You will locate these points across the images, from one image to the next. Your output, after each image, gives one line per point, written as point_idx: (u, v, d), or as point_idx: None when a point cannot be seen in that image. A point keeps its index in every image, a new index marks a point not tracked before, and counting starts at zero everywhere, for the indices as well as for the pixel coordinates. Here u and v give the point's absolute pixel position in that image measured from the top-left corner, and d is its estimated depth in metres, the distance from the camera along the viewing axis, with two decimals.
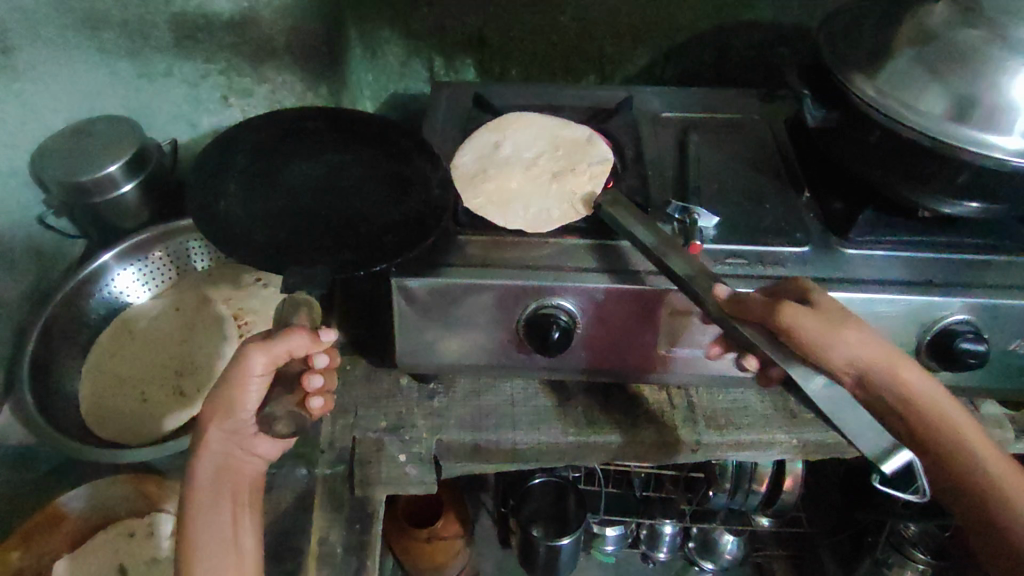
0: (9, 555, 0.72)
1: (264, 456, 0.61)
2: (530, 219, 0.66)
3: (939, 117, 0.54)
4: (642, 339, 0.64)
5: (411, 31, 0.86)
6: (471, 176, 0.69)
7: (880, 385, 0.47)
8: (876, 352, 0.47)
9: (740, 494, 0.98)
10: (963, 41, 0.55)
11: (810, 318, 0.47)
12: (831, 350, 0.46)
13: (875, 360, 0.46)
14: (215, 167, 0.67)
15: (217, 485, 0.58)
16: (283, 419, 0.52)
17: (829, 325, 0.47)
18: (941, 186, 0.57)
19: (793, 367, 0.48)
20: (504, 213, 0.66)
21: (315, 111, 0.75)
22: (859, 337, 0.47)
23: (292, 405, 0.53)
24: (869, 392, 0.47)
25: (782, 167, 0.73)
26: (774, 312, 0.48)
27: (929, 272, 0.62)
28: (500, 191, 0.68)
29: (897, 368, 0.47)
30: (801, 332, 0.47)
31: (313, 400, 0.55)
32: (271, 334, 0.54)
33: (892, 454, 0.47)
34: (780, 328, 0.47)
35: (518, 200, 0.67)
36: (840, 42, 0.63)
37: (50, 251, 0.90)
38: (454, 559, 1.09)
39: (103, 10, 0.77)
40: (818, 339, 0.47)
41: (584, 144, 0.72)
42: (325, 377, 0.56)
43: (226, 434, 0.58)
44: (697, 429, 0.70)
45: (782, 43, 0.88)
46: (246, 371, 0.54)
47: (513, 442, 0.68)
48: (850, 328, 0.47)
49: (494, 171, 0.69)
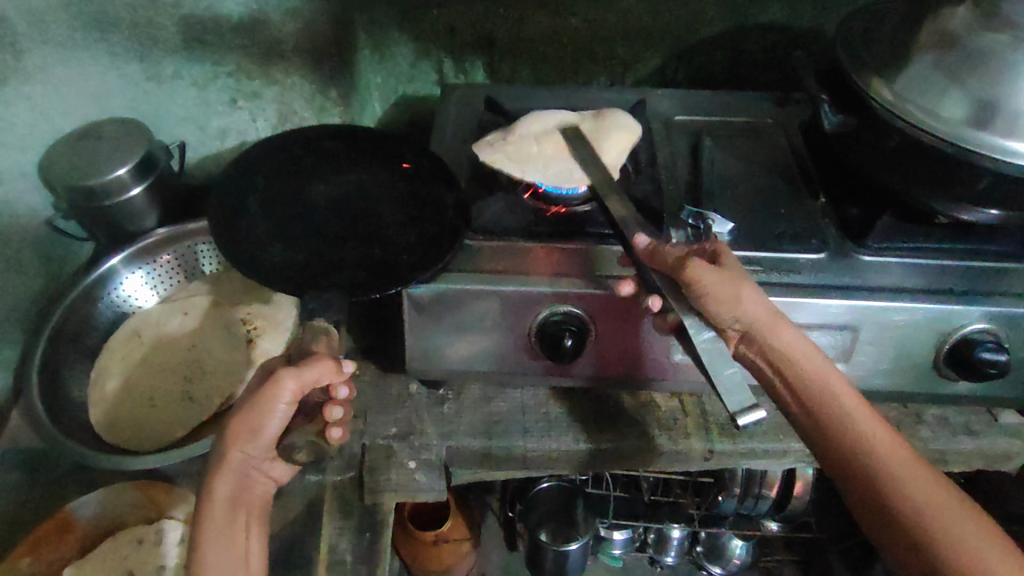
0: (19, 561, 0.73)
1: (277, 478, 0.60)
2: (552, 176, 0.65)
3: (959, 120, 0.53)
4: (652, 346, 0.63)
5: (420, 33, 0.85)
6: (493, 142, 0.69)
7: (762, 343, 0.48)
8: (762, 314, 0.48)
9: (750, 499, 0.97)
10: (986, 45, 0.54)
11: (712, 275, 0.49)
12: (718, 301, 0.48)
13: (757, 319, 0.48)
14: (236, 188, 0.68)
15: (232, 503, 0.57)
16: (303, 447, 0.62)
17: (730, 278, 0.49)
18: (960, 193, 0.56)
19: (687, 316, 0.50)
20: (526, 171, 0.65)
21: (335, 132, 0.76)
22: (751, 297, 0.49)
23: (312, 434, 0.63)
24: (750, 350, 0.49)
25: (797, 171, 0.72)
26: (679, 262, 0.50)
27: (947, 279, 0.61)
28: (522, 151, 0.67)
29: (777, 330, 0.48)
30: (700, 284, 0.49)
31: (333, 430, 0.60)
32: (300, 362, 0.55)
33: (751, 410, 0.46)
34: (683, 280, 0.49)
35: (540, 158, 0.66)
36: (858, 46, 0.62)
37: (60, 253, 0.90)
38: (461, 562, 1.09)
39: (112, 13, 0.76)
40: (713, 289, 0.49)
41: (605, 118, 0.71)
42: (345, 408, 0.60)
43: (249, 456, 0.57)
44: (710, 436, 0.69)
45: (796, 45, 0.87)
46: (275, 396, 0.54)
47: (524, 448, 0.68)
48: (744, 288, 0.49)
49: (517, 134, 0.68)
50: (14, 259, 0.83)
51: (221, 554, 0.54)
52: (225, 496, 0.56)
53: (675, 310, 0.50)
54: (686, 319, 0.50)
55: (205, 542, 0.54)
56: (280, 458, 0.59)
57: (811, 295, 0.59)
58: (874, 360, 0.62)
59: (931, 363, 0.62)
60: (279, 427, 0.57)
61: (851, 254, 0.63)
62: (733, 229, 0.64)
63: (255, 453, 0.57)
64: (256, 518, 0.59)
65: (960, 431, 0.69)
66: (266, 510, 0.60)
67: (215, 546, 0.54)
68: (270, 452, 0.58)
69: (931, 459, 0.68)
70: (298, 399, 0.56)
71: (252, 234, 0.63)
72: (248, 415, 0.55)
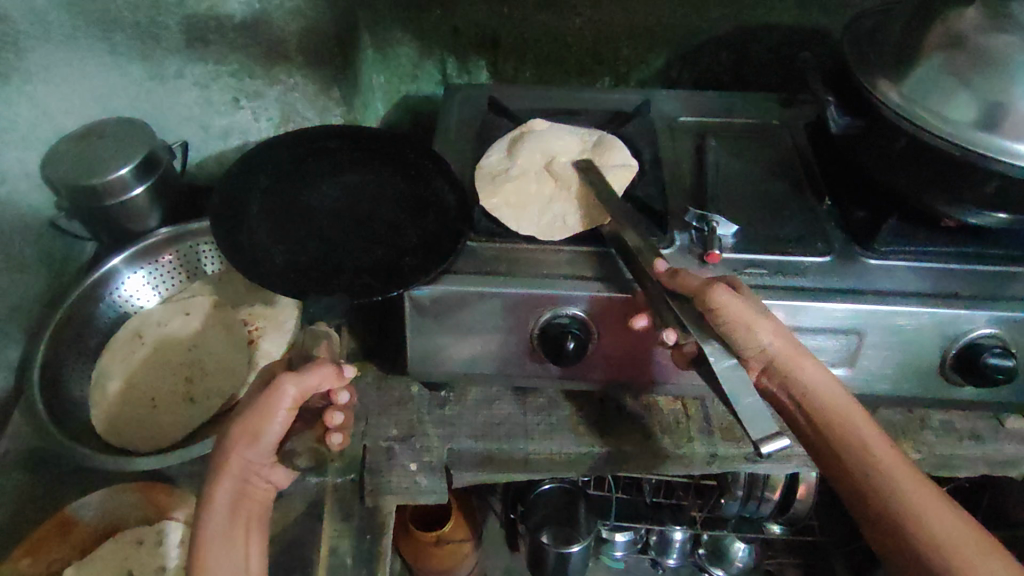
0: (20, 561, 0.72)
1: (277, 484, 0.60)
2: (545, 226, 0.65)
3: (967, 124, 0.52)
4: (655, 350, 0.63)
5: (423, 33, 0.85)
6: (493, 176, 0.68)
7: (784, 378, 0.50)
8: (783, 346, 0.51)
9: (753, 502, 0.96)
10: (996, 47, 0.53)
11: (734, 300, 0.51)
12: (744, 329, 0.50)
13: (783, 354, 0.50)
14: (238, 188, 0.68)
15: (232, 507, 0.57)
16: (304, 453, 0.60)
17: (747, 305, 0.52)
18: (967, 196, 0.55)
19: (707, 343, 0.51)
20: (521, 216, 0.66)
21: (337, 131, 0.75)
22: (773, 328, 0.51)
23: (315, 440, 0.64)
24: (773, 384, 0.51)
25: (802, 173, 0.72)
26: (706, 289, 0.52)
27: (953, 283, 0.60)
28: (519, 192, 0.67)
29: (801, 366, 0.50)
30: (725, 311, 0.51)
31: (332, 436, 0.62)
32: (300, 368, 0.56)
33: (773, 437, 0.44)
34: (709, 306, 0.51)
35: (536, 202, 0.67)
36: (865, 48, 0.61)
37: (62, 252, 0.90)
38: (462, 562, 1.09)
39: (115, 12, 0.76)
40: (737, 317, 0.51)
41: (607, 146, 0.70)
42: (345, 413, 0.61)
43: (249, 460, 0.57)
44: (713, 441, 0.69)
45: (801, 46, 0.86)
46: (275, 402, 0.55)
47: (525, 451, 0.68)
48: (764, 315, 0.51)
49: (517, 170, 0.68)
50: (16, 258, 0.83)
51: (220, 557, 0.54)
52: (226, 501, 0.57)
53: (697, 338, 0.51)
54: (705, 345, 0.51)
55: (205, 545, 0.54)
56: (280, 463, 0.60)
57: (816, 299, 0.58)
58: (879, 364, 0.62)
59: (937, 368, 0.61)
60: (279, 433, 0.57)
61: (856, 256, 0.62)
62: (735, 230, 0.64)
63: (256, 457, 0.57)
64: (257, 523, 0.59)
65: (966, 437, 0.68)
66: (265, 516, 0.60)
67: (214, 549, 0.54)
68: (270, 457, 0.58)
69: (937, 465, 0.68)
70: (298, 405, 0.57)
71: (254, 236, 0.63)
72: (250, 420, 0.56)
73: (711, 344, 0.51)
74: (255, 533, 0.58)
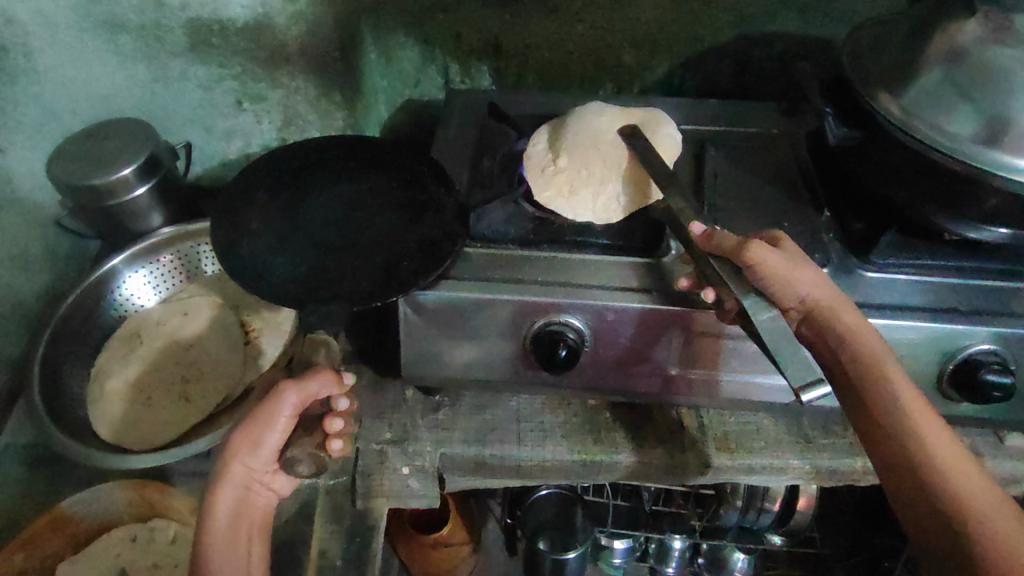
0: (13, 556, 0.74)
1: (278, 490, 0.63)
2: (601, 209, 0.64)
3: (967, 138, 0.52)
4: (713, 341, 0.61)
5: (426, 38, 0.85)
6: (541, 167, 0.66)
7: (824, 323, 0.50)
8: (824, 293, 0.50)
9: (752, 512, 0.95)
10: (997, 60, 0.53)
11: (773, 256, 0.50)
12: (786, 283, 0.50)
13: (822, 300, 0.50)
14: (237, 198, 0.68)
15: (234, 515, 0.60)
16: (304, 460, 0.57)
17: (786, 263, 0.51)
18: (968, 210, 0.55)
19: (746, 296, 0.49)
20: (577, 206, 0.64)
21: (334, 140, 0.76)
22: (818, 276, 0.51)
23: (312, 447, 0.57)
24: (810, 331, 0.51)
25: (803, 183, 0.71)
26: (742, 246, 0.50)
27: (953, 298, 0.60)
28: (571, 179, 0.65)
29: (839, 311, 0.50)
30: (763, 266, 0.50)
31: (332, 442, 0.58)
32: (301, 373, 0.57)
33: (816, 386, 0.43)
34: (747, 262, 0.50)
35: (591, 182, 0.64)
36: (866, 59, 0.60)
37: (67, 251, 0.92)
38: (458, 566, 1.08)
39: (120, 15, 0.77)
40: (775, 272, 0.50)
41: (650, 119, 0.69)
42: (344, 420, 0.58)
43: (251, 467, 0.59)
44: (708, 450, 0.68)
45: (806, 55, 0.86)
46: (276, 408, 0.56)
47: (517, 457, 0.67)
48: (809, 267, 0.51)
49: (563, 157, 0.66)
50: (19, 255, 0.85)
51: (225, 560, 0.57)
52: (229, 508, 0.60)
53: (735, 291, 0.49)
54: (744, 299, 0.49)
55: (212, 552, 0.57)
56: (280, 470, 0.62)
57: None
58: None
59: (934, 383, 0.61)
60: (280, 440, 0.59)
61: (868, 258, 0.60)
62: None
63: (258, 464, 0.59)
64: (259, 534, 0.61)
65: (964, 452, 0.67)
66: (267, 521, 0.63)
67: (221, 554, 0.57)
68: (270, 464, 0.60)
69: None
70: (299, 411, 0.58)
71: (252, 246, 0.63)
72: (251, 428, 0.57)
73: (751, 296, 0.49)
74: (257, 539, 0.61)
